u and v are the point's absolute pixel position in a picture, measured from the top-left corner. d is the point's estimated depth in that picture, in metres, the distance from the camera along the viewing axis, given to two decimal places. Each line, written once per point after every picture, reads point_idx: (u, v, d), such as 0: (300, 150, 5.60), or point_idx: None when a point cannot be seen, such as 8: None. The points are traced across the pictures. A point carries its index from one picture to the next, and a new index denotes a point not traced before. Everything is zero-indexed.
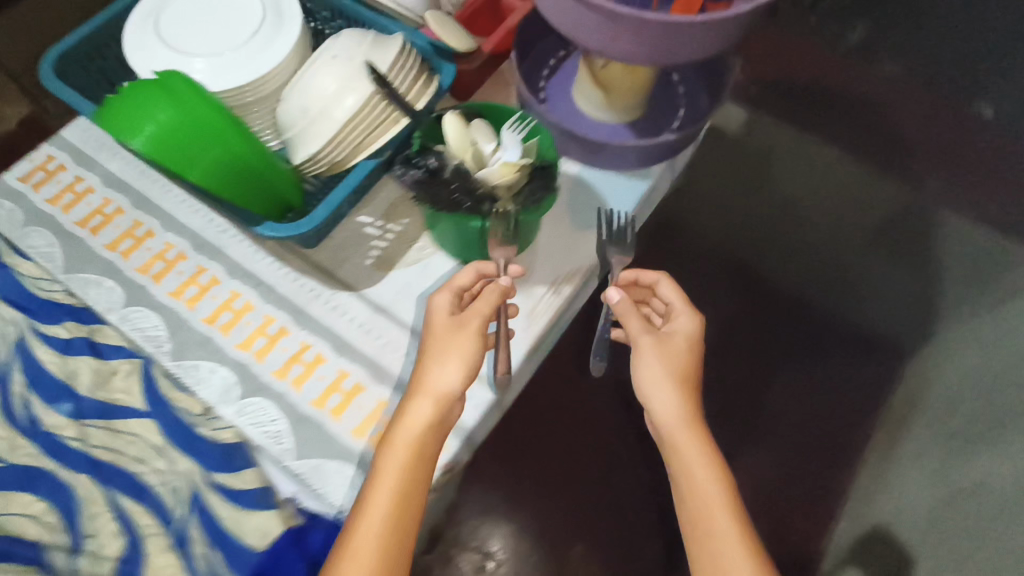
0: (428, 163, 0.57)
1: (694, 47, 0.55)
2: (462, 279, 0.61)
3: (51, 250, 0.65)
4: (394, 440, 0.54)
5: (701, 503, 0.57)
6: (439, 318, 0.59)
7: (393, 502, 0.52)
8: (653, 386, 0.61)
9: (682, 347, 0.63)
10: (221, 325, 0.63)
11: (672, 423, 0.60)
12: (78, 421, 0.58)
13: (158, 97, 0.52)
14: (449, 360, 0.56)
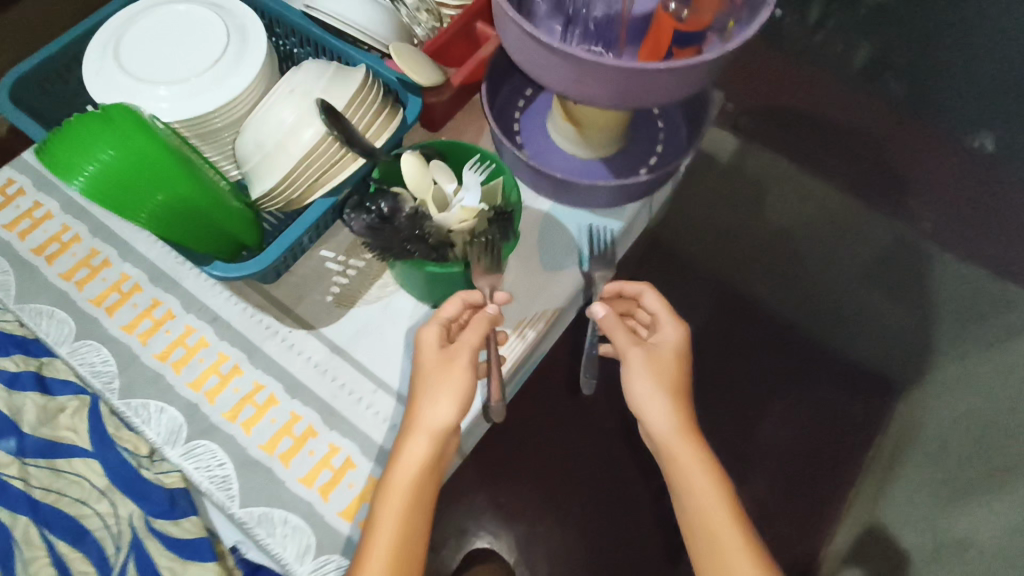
0: (382, 207, 0.55)
1: (660, 94, 0.53)
2: (450, 310, 0.57)
3: (4, 279, 0.64)
4: (392, 482, 0.53)
5: (705, 518, 0.55)
6: (427, 353, 0.56)
7: (394, 544, 0.51)
8: (646, 401, 0.58)
9: (674, 357, 0.59)
10: (172, 362, 0.61)
11: (669, 436, 0.57)
12: (20, 460, 0.57)
13: (105, 133, 0.49)
14: (442, 396, 0.54)
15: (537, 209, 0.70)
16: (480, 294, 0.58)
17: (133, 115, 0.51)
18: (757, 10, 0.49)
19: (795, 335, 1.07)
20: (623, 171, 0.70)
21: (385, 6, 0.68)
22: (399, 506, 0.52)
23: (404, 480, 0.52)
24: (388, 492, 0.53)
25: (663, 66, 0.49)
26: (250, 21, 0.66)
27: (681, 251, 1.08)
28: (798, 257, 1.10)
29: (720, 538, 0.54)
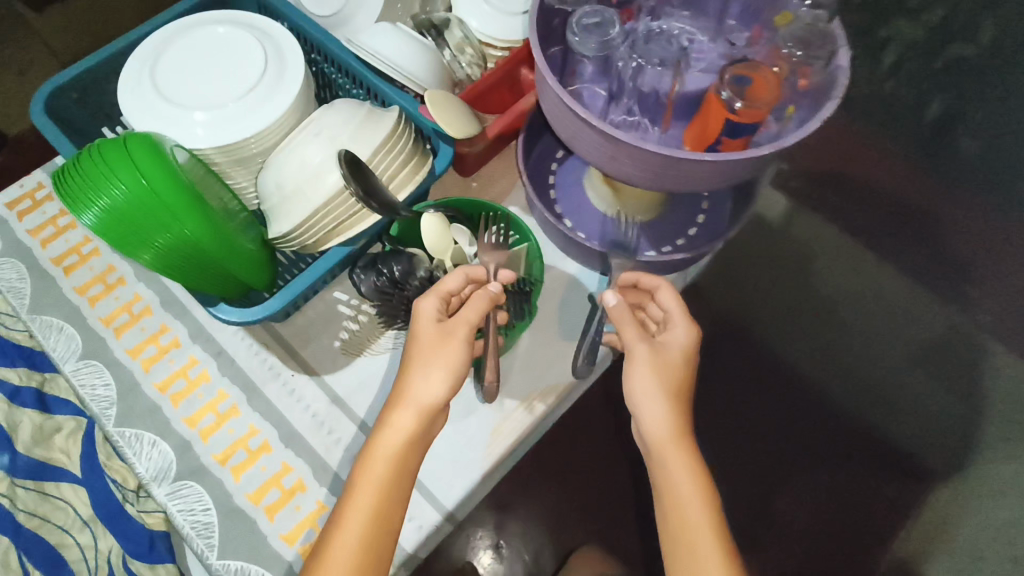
0: (393, 271, 0.58)
1: (703, 182, 0.49)
2: (450, 284, 0.54)
3: (20, 285, 0.63)
4: (372, 454, 0.49)
5: (687, 526, 0.50)
6: (421, 324, 0.51)
7: (370, 518, 0.48)
8: (644, 398, 0.52)
9: (682, 359, 0.54)
10: (172, 394, 0.60)
11: (661, 438, 0.52)
12: (9, 477, 0.56)
13: (120, 169, 0.48)
14: (435, 372, 0.50)
15: (562, 270, 0.66)
16: (480, 273, 0.56)
17: (153, 149, 0.50)
18: (824, 97, 0.47)
19: (826, 415, 0.99)
20: (658, 239, 0.66)
21: (428, 44, 0.65)
22: (378, 479, 0.48)
23: (385, 454, 0.49)
24: (367, 464, 0.49)
25: (707, 156, 0.45)
26: (288, 45, 0.64)
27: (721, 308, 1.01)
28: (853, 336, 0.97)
29: (699, 551, 0.49)
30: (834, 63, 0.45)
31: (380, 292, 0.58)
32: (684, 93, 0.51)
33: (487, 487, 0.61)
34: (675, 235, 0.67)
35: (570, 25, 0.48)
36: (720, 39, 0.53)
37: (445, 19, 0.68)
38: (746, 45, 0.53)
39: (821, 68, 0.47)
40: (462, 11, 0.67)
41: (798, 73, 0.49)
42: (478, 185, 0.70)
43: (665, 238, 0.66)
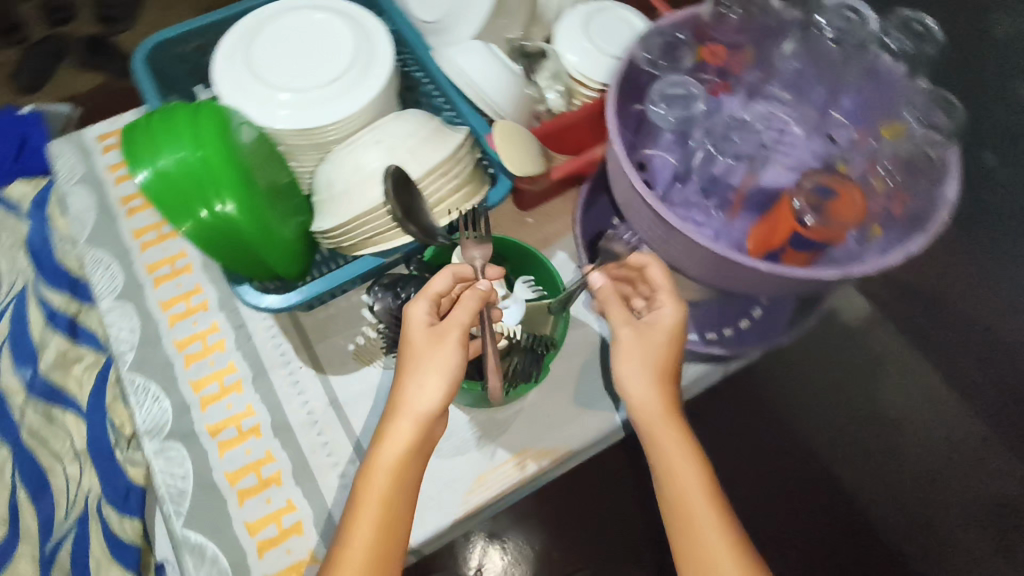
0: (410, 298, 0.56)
1: (757, 288, 0.46)
2: (440, 286, 0.50)
3: (84, 215, 0.66)
4: (371, 465, 0.46)
5: (681, 500, 0.45)
6: (414, 330, 0.48)
7: (377, 526, 0.45)
8: (632, 375, 0.47)
9: (666, 335, 0.48)
10: (187, 354, 0.61)
11: (652, 419, 0.47)
12: (26, 392, 0.63)
13: (180, 137, 0.49)
14: (430, 380, 0.46)
15: (593, 330, 0.62)
16: (468, 272, 0.52)
17: (218, 125, 0.51)
18: (918, 227, 0.41)
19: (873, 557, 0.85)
20: (703, 324, 0.62)
21: (515, 70, 0.63)
22: (382, 491, 0.45)
23: (386, 466, 0.45)
24: (368, 476, 0.46)
25: (761, 263, 0.41)
26: (381, 46, 0.64)
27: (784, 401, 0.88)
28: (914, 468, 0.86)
29: (698, 520, 0.44)
30: (941, 194, 0.40)
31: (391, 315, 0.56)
32: (760, 187, 0.45)
33: (461, 530, 0.58)
34: (722, 323, 0.62)
35: (652, 91, 0.46)
36: (817, 134, 0.48)
37: (541, 49, 0.67)
38: (848, 145, 0.47)
39: (919, 198, 0.42)
40: (560, 45, 0.64)
41: (895, 196, 0.44)
42: (533, 222, 0.67)
43: (710, 323, 0.62)
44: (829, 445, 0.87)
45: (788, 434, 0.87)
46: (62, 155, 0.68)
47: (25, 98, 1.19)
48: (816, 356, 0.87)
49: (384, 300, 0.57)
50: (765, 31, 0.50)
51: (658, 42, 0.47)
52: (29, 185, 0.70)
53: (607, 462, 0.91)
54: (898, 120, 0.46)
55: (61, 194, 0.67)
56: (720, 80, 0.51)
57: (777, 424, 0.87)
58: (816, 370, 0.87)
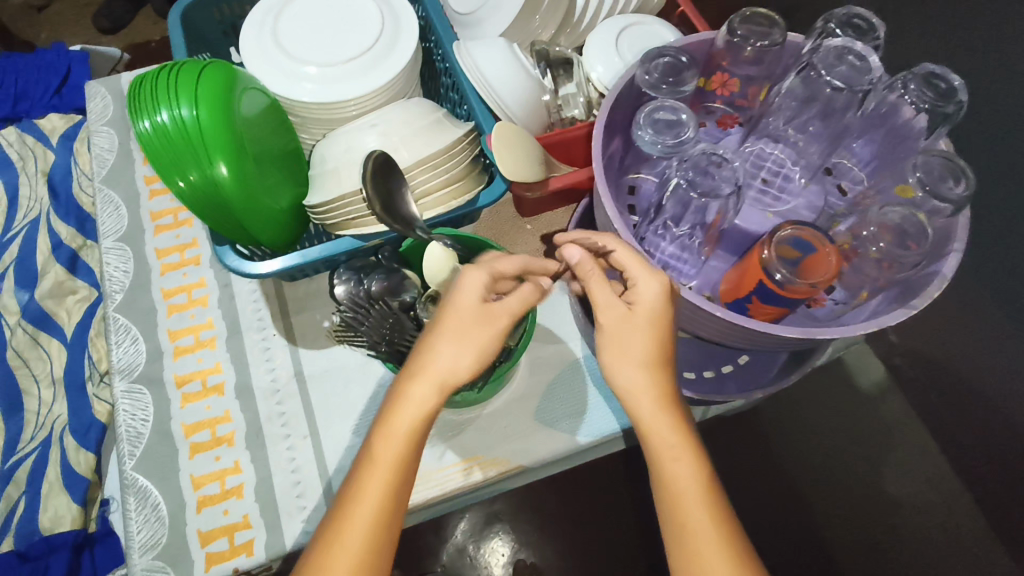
0: (371, 286, 0.55)
1: (730, 338, 0.43)
2: (506, 265, 0.43)
3: (106, 155, 0.70)
4: (388, 428, 0.39)
5: (676, 506, 0.39)
6: (464, 299, 0.41)
7: (389, 493, 0.39)
8: (611, 358, 0.40)
9: (648, 317, 0.40)
10: (171, 304, 0.63)
11: (643, 406, 0.40)
12: (20, 313, 0.70)
13: (183, 92, 0.50)
14: (468, 350, 0.40)
15: (567, 347, 0.61)
16: (543, 267, 0.46)
17: (220, 87, 0.52)
18: (903, 300, 0.39)
19: None
20: (683, 361, 0.57)
21: (533, 74, 0.61)
22: (398, 457, 0.39)
23: (404, 433, 0.39)
24: (381, 440, 0.39)
25: (719, 311, 0.40)
26: (406, 27, 0.64)
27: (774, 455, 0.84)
28: (904, 556, 0.79)
29: (692, 526, 0.38)
30: (937, 266, 0.38)
31: (354, 303, 0.53)
32: (735, 227, 0.45)
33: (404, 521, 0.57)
34: (704, 365, 0.57)
35: (639, 115, 0.44)
36: (820, 183, 0.48)
37: (567, 57, 0.65)
38: (850, 204, 0.46)
39: (906, 267, 0.39)
40: (588, 54, 0.61)
41: (882, 262, 0.40)
42: (532, 229, 0.66)
43: (691, 362, 0.57)
44: (827, 509, 0.82)
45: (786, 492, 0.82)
46: (95, 96, 0.73)
47: (102, 38, 1.24)
48: (813, 408, 0.84)
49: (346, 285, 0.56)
50: (775, 67, 0.48)
51: (659, 63, 0.45)
52: (62, 120, 0.78)
53: (581, 485, 0.88)
54: (908, 182, 0.41)
55: (89, 133, 0.71)
56: (729, 110, 0.52)
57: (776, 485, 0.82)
58: (815, 427, 0.84)
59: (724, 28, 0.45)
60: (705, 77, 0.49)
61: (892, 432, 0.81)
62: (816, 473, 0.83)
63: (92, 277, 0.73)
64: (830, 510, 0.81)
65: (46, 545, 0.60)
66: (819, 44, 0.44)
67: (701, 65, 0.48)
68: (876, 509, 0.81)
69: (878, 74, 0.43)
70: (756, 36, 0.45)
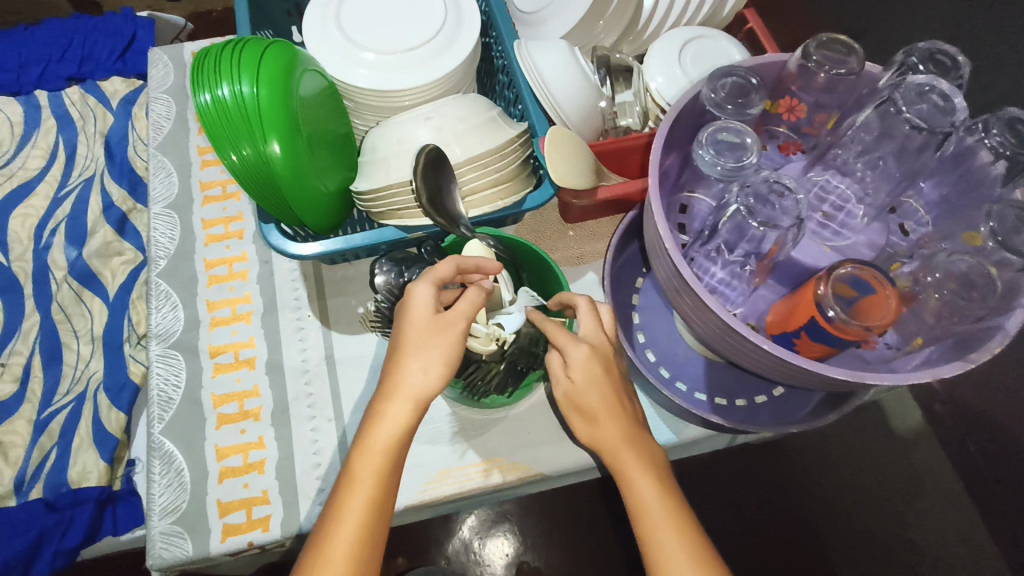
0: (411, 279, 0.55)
1: (773, 372, 0.42)
2: (445, 271, 0.45)
3: (162, 122, 0.72)
4: (362, 450, 0.40)
5: (645, 528, 0.41)
6: (415, 313, 0.43)
7: (370, 506, 0.40)
8: (578, 417, 0.44)
9: (586, 379, 0.43)
10: (212, 275, 0.64)
11: (609, 443, 0.43)
12: (67, 269, 0.72)
13: (243, 69, 0.50)
14: (434, 362, 0.41)
15: None
16: (475, 264, 0.48)
17: (281, 67, 0.53)
18: (960, 353, 0.37)
19: None
20: (714, 386, 0.56)
21: (593, 79, 0.60)
22: (377, 473, 0.40)
23: (382, 446, 0.40)
24: (358, 457, 0.40)
25: (765, 343, 0.38)
26: (468, 21, 0.64)
27: (798, 488, 0.81)
28: None
29: (660, 538, 0.41)
30: (999, 321, 0.35)
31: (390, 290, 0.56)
32: (790, 258, 0.44)
33: (416, 515, 0.57)
34: (737, 394, 0.56)
35: (701, 132, 0.43)
36: (882, 221, 0.46)
37: (628, 65, 0.64)
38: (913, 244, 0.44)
39: (968, 319, 0.37)
40: (651, 66, 0.60)
41: (943, 312, 0.39)
42: (574, 235, 0.65)
43: (724, 389, 0.56)
44: (842, 554, 0.79)
45: (802, 526, 0.80)
46: (157, 63, 0.75)
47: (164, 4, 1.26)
48: (840, 445, 0.82)
49: (388, 274, 0.56)
50: (847, 98, 0.48)
51: (727, 83, 0.44)
52: (124, 84, 0.80)
53: (594, 494, 0.88)
54: (978, 231, 0.41)
55: (148, 99, 0.73)
56: (793, 136, 0.51)
57: (795, 522, 0.80)
58: (840, 465, 0.82)
59: (799, 51, 0.45)
60: (772, 100, 0.49)
61: (921, 477, 0.80)
62: (836, 510, 0.80)
63: (138, 240, 0.75)
64: (848, 553, 0.79)
65: (70, 496, 0.62)
66: (900, 80, 0.43)
67: (769, 88, 0.47)
68: (898, 556, 0.78)
69: (962, 117, 0.42)
70: (832, 64, 0.44)
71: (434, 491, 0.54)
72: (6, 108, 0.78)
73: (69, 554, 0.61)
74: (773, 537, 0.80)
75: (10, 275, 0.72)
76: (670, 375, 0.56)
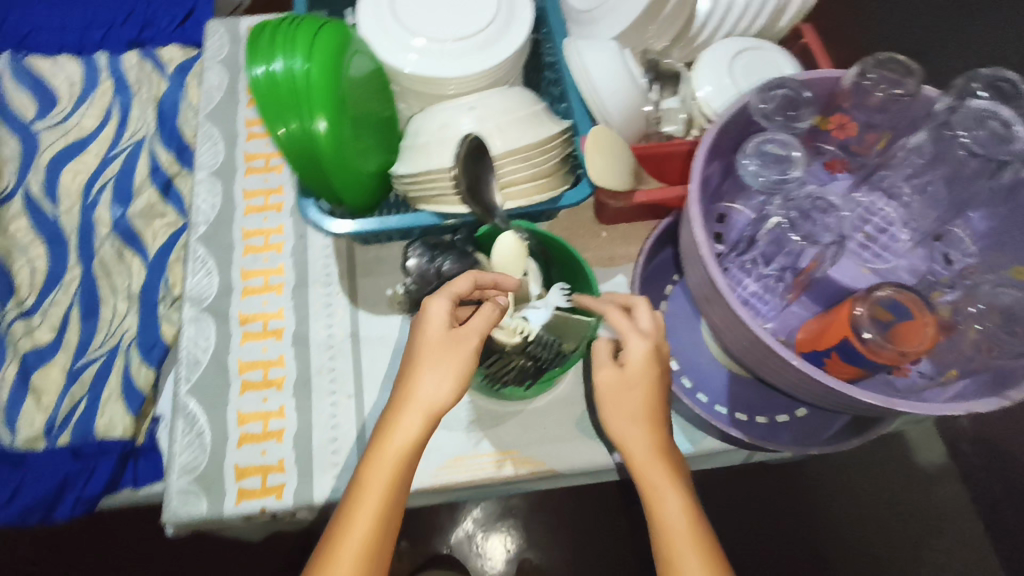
0: (442, 265, 0.56)
1: (801, 391, 0.42)
2: (462, 286, 0.46)
3: (214, 92, 0.73)
4: (373, 463, 0.42)
5: (667, 545, 0.41)
6: (431, 327, 0.44)
7: (380, 514, 0.41)
8: (616, 416, 0.44)
9: (644, 373, 0.44)
10: (248, 244, 0.65)
11: (637, 454, 0.43)
12: (111, 227, 0.74)
13: (297, 45, 0.51)
14: (446, 377, 0.43)
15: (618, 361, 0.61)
16: (493, 280, 0.48)
17: (333, 47, 0.53)
18: (997, 388, 0.36)
19: None
20: (736, 401, 0.55)
21: (640, 83, 0.59)
22: (387, 483, 0.41)
23: (394, 458, 0.41)
24: (371, 466, 0.42)
25: (796, 359, 0.38)
26: (520, 14, 0.64)
27: (814, 514, 0.79)
28: None
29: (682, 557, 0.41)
30: None
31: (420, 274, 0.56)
32: (827, 277, 0.43)
33: (426, 500, 0.58)
34: (758, 411, 0.55)
35: (747, 143, 0.44)
36: (926, 248, 0.45)
37: (676, 71, 0.65)
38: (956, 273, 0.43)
39: (1008, 354, 0.36)
40: (698, 78, 0.59)
41: (982, 344, 0.38)
42: (607, 236, 0.65)
43: (747, 404, 0.55)
44: None
45: (813, 553, 0.78)
46: (214, 35, 0.77)
47: None
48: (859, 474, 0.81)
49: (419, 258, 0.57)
50: (901, 120, 0.47)
51: (777, 95, 0.44)
52: (180, 52, 0.83)
53: (603, 499, 0.87)
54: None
55: (202, 69, 0.75)
56: (840, 155, 0.50)
57: (806, 548, 0.79)
58: (857, 494, 0.80)
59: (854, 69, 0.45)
60: (822, 117, 0.47)
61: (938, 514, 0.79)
62: (849, 539, 0.79)
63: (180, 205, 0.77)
64: None
65: (96, 445, 0.64)
66: (958, 103, 0.43)
67: (821, 104, 0.46)
68: None
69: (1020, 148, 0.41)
70: (888, 83, 0.45)
71: (447, 477, 0.55)
72: (67, 66, 0.80)
73: (89, 502, 0.62)
74: (779, 563, 0.78)
75: (56, 227, 0.74)
76: (691, 386, 0.55)
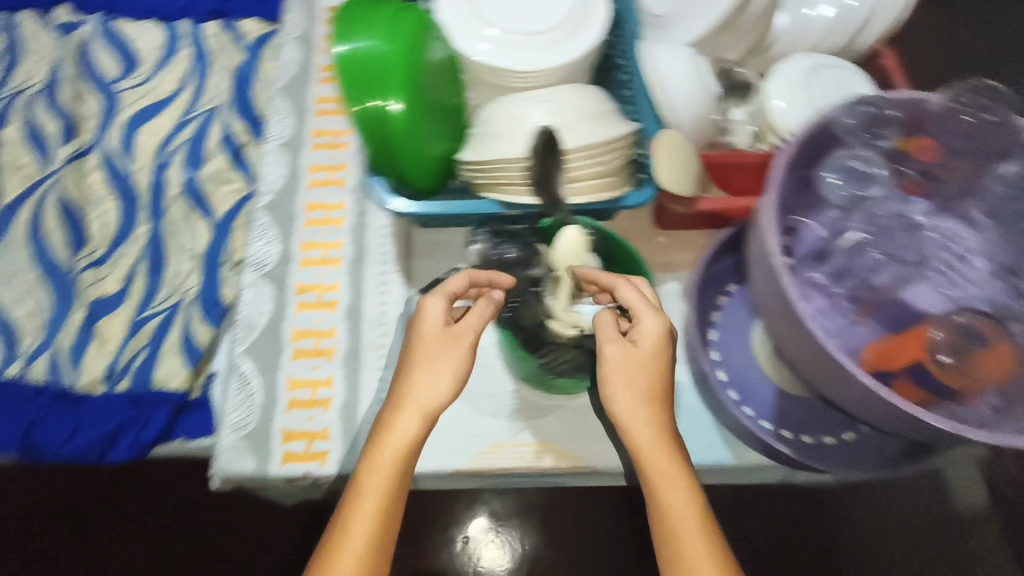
0: (505, 254, 0.59)
1: (862, 411, 0.41)
2: (457, 284, 0.50)
3: (290, 66, 0.76)
4: (374, 456, 0.46)
5: (672, 527, 0.45)
6: (427, 328, 0.49)
7: (383, 505, 0.45)
8: (626, 391, 0.47)
9: (654, 351, 0.48)
10: (311, 217, 0.67)
11: (644, 440, 0.47)
12: (181, 189, 0.77)
13: (378, 28, 0.53)
14: (442, 377, 0.47)
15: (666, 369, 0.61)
16: (487, 279, 0.52)
17: (413, 31, 0.55)
18: None
19: None
20: (784, 417, 0.55)
21: (713, 91, 0.60)
22: (387, 482, 0.45)
23: (391, 455, 0.45)
24: (371, 464, 0.46)
25: (864, 377, 0.38)
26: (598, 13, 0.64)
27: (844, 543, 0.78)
28: None
29: (686, 538, 0.45)
30: None
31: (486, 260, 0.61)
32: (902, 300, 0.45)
33: (463, 484, 0.58)
34: (806, 430, 0.55)
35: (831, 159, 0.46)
36: (1003, 281, 0.44)
37: (747, 81, 0.66)
38: None
39: None
40: (773, 87, 0.59)
41: None
42: (664, 241, 0.65)
43: (795, 422, 0.55)
44: None
45: None
46: (293, 11, 0.79)
47: None
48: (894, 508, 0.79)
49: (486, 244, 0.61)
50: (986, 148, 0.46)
51: (863, 112, 0.45)
52: (258, 26, 0.85)
53: None
54: None
55: (280, 43, 0.77)
56: (919, 178, 0.49)
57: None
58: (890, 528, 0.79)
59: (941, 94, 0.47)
60: (904, 137, 0.47)
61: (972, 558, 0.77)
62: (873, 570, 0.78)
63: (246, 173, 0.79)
64: None
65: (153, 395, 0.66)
66: None
67: (905, 123, 0.47)
68: None
69: None
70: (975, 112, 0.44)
71: (487, 463, 0.56)
72: (152, 31, 0.83)
73: (143, 448, 0.65)
74: None
75: (130, 183, 0.77)
76: (738, 399, 0.55)
